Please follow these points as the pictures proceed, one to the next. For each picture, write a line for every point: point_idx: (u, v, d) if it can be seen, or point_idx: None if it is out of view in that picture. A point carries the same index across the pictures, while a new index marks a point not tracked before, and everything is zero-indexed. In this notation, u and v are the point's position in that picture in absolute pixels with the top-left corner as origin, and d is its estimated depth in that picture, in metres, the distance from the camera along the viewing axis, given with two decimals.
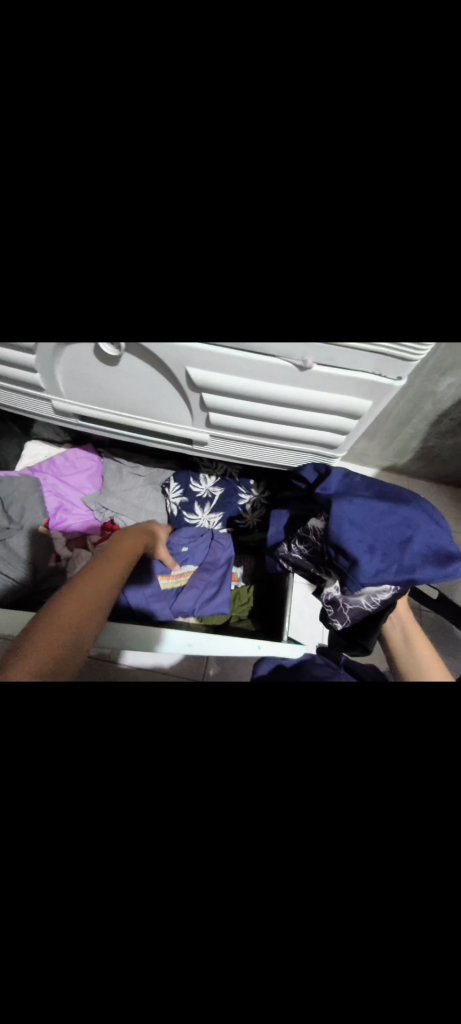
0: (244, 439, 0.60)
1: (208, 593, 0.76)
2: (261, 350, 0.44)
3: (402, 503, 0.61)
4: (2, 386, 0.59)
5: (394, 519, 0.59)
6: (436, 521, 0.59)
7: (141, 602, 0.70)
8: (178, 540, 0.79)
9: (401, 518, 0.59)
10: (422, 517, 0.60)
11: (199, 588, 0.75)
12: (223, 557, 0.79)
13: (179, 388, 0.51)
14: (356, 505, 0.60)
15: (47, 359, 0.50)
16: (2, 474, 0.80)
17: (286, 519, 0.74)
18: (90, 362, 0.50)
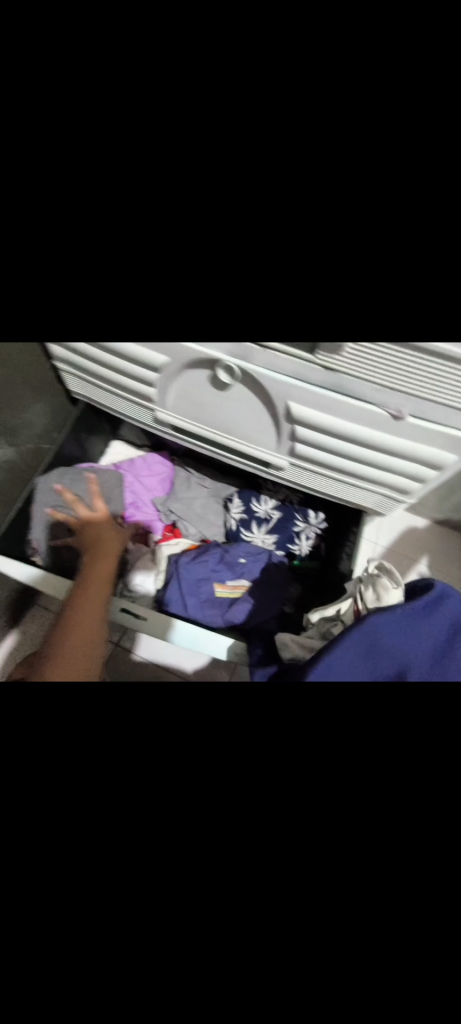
0: (322, 473, 0.63)
1: (262, 609, 0.75)
2: (361, 394, 0.48)
3: (339, 637, 0.46)
4: (116, 394, 0.69)
5: (369, 626, 0.46)
6: (424, 614, 0.48)
7: (197, 609, 0.75)
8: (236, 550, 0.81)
9: (380, 625, 0.46)
10: (407, 617, 0.47)
11: (250, 604, 0.76)
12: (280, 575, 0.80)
13: (275, 416, 0.57)
14: (343, 654, 0.45)
15: (164, 378, 0.58)
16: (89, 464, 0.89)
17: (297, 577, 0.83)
18: (201, 384, 0.57)
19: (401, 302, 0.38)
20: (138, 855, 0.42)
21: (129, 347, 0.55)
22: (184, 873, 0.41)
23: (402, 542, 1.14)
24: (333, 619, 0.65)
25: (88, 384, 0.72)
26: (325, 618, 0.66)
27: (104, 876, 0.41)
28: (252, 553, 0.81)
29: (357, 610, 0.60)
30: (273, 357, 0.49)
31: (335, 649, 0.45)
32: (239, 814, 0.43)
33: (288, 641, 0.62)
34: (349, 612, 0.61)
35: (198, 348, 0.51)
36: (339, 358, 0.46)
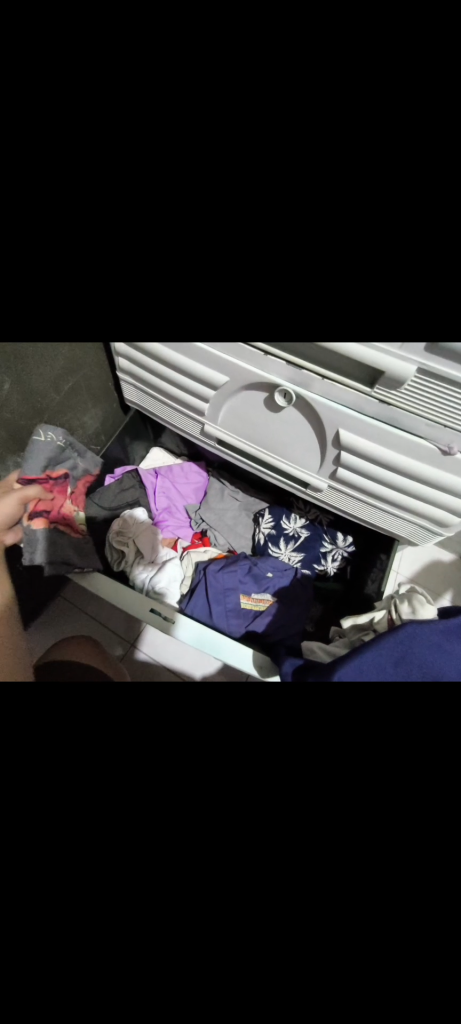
0: (362, 498, 0.64)
1: (285, 624, 0.77)
2: (413, 427, 0.50)
3: (374, 644, 0.52)
4: (169, 404, 0.73)
5: (404, 640, 0.52)
6: (455, 632, 0.54)
7: (222, 618, 0.77)
8: (263, 564, 0.82)
9: (413, 639, 0.52)
10: (438, 633, 0.53)
11: (272, 619, 0.77)
12: (304, 593, 0.81)
13: (323, 440, 0.59)
14: (372, 656, 0.51)
15: (219, 394, 0.62)
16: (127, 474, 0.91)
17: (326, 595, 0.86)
18: (254, 404, 0.61)
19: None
20: (144, 892, 0.36)
21: (192, 365, 0.59)
22: (196, 920, 0.35)
23: (424, 572, 1.13)
24: (365, 627, 0.68)
25: (145, 393, 0.76)
26: (357, 625, 0.68)
27: (94, 937, 0.34)
28: (279, 568, 0.83)
29: (390, 619, 0.64)
30: (329, 384, 0.51)
31: (366, 652, 0.52)
32: (265, 847, 0.38)
33: (315, 648, 0.65)
34: (382, 621, 0.65)
35: (256, 370, 0.55)
36: (395, 393, 0.47)
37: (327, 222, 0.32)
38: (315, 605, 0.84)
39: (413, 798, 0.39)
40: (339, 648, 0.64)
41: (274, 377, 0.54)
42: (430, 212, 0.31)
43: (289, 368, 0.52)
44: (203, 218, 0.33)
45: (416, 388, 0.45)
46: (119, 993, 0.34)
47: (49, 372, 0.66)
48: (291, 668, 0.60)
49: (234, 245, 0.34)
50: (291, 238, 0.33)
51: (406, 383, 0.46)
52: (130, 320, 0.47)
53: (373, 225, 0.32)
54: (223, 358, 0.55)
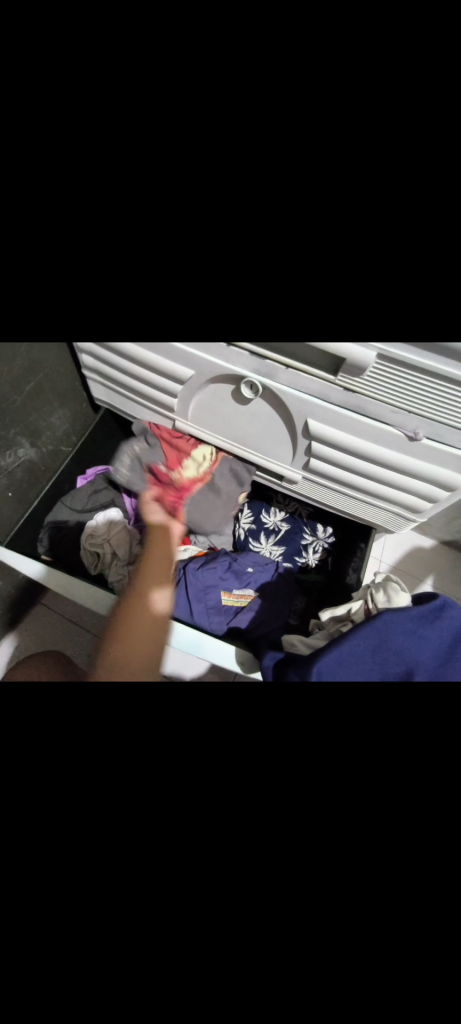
0: (335, 488, 0.65)
1: (268, 618, 0.76)
2: (379, 415, 0.50)
3: (351, 635, 0.55)
4: (139, 402, 0.72)
5: (380, 629, 0.55)
6: (430, 619, 0.56)
7: (203, 617, 0.75)
8: (243, 559, 0.81)
9: (388, 628, 0.55)
10: (413, 621, 0.56)
11: (254, 613, 0.77)
12: (286, 586, 0.81)
13: (294, 432, 0.58)
14: (351, 646, 0.53)
15: (187, 389, 0.61)
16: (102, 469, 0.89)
17: (310, 588, 0.85)
18: (223, 398, 0.60)
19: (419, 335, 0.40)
20: (123, 904, 0.34)
21: (158, 360, 0.57)
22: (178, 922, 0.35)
23: (406, 559, 1.15)
24: (342, 617, 0.68)
25: (114, 391, 0.74)
26: (336, 616, 0.69)
27: (72, 949, 0.33)
28: (260, 562, 0.82)
29: (366, 609, 0.64)
30: (295, 375, 0.51)
31: (344, 644, 0.54)
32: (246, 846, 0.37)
33: (295, 640, 0.65)
34: (359, 613, 0.65)
35: (222, 363, 0.54)
36: (359, 380, 0.47)
37: (279, 209, 0.30)
38: (298, 598, 0.83)
39: (406, 801, 0.36)
40: (318, 639, 0.65)
41: (241, 370, 0.53)
42: (389, 192, 0.28)
43: (254, 359, 0.51)
44: (150, 215, 0.31)
45: (379, 376, 0.45)
46: (103, 1002, 0.33)
47: (9, 374, 0.64)
48: (271, 661, 0.60)
49: (184, 246, 0.33)
50: (242, 233, 0.32)
51: (368, 370, 0.45)
52: (88, 319, 0.46)
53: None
54: (186, 351, 0.54)
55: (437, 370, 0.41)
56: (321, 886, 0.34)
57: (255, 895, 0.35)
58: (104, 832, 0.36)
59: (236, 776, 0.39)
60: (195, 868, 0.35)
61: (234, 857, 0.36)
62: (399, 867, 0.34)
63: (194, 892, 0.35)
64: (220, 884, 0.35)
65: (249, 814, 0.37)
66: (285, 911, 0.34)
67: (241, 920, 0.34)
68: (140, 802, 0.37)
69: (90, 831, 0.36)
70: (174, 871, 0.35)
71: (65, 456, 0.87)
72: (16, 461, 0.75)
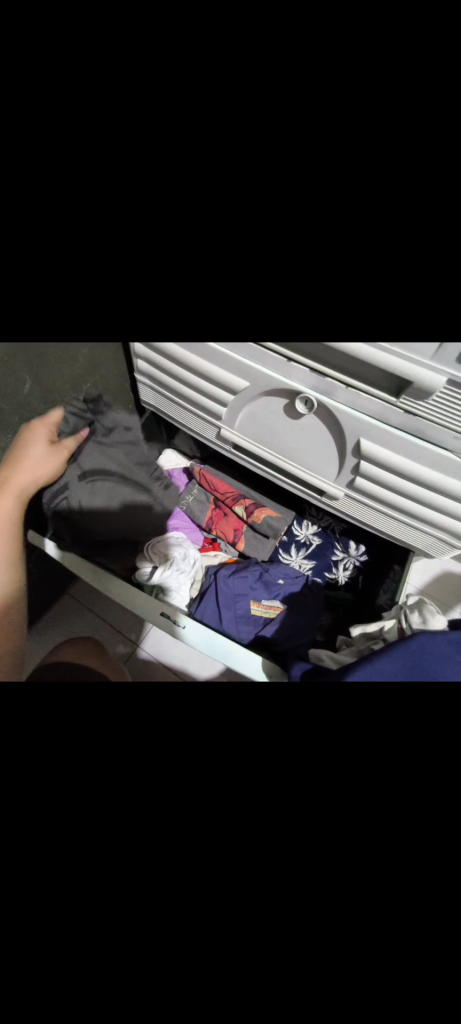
0: (378, 508, 0.64)
1: (296, 631, 0.76)
2: (438, 440, 0.49)
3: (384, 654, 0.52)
4: (186, 407, 0.73)
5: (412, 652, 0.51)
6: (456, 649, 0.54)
7: (231, 625, 0.75)
8: (274, 570, 0.81)
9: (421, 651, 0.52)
10: (443, 648, 0.53)
11: (281, 626, 0.76)
12: (315, 601, 0.80)
13: (344, 448, 0.58)
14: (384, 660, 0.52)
15: (238, 398, 0.61)
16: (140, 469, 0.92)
17: (339, 604, 0.84)
18: (273, 410, 0.60)
19: None
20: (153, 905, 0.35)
21: (213, 366, 0.58)
22: (205, 934, 0.35)
23: (435, 582, 1.11)
24: (374, 636, 0.66)
25: (162, 395, 0.76)
26: (366, 634, 0.67)
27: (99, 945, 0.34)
28: (291, 574, 0.82)
29: (400, 629, 0.62)
30: (353, 392, 0.50)
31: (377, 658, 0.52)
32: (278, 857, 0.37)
33: (323, 654, 0.64)
34: (392, 632, 0.63)
35: (278, 376, 0.54)
36: (422, 403, 0.46)
37: (370, 234, 0.32)
38: (326, 614, 0.82)
39: (450, 833, 0.36)
40: (346, 655, 0.63)
41: (296, 384, 0.54)
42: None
43: (313, 375, 0.51)
44: (245, 238, 0.33)
45: (444, 400, 0.44)
46: (126, 995, 0.34)
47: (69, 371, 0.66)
48: (300, 669, 0.59)
49: (273, 255, 0.34)
50: (328, 249, 0.33)
51: (435, 393, 0.44)
52: (152, 326, 0.47)
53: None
54: (245, 360, 0.55)
55: None
56: (357, 909, 0.34)
57: (285, 927, 0.32)
58: (134, 831, 0.36)
59: (271, 787, 0.38)
60: (219, 891, 0.33)
61: (264, 887, 0.33)
62: (433, 894, 0.34)
63: (217, 910, 0.33)
64: (247, 897, 0.34)
65: (283, 835, 0.35)
66: (315, 930, 0.34)
67: (270, 932, 0.34)
68: (169, 801, 0.37)
69: (123, 826, 0.37)
70: (195, 894, 0.33)
71: None
72: None
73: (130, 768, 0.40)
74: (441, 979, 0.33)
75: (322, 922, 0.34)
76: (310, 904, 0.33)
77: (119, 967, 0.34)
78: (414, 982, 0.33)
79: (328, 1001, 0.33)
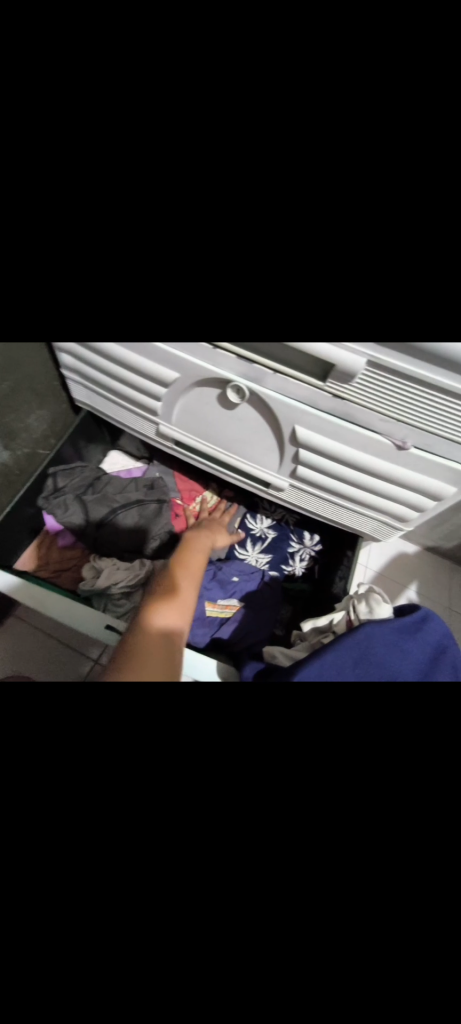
0: (323, 497, 0.64)
1: (253, 629, 0.75)
2: (367, 424, 0.49)
3: (335, 646, 0.48)
4: (122, 406, 0.69)
5: (364, 639, 0.49)
6: (411, 630, 0.51)
7: (187, 629, 0.73)
8: (229, 568, 0.80)
9: (371, 640, 0.49)
10: (395, 633, 0.51)
11: (237, 625, 0.74)
12: (270, 596, 0.80)
13: (282, 438, 0.57)
14: (334, 654, 0.47)
15: (172, 393, 0.59)
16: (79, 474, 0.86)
17: (297, 595, 0.84)
18: (210, 404, 0.59)
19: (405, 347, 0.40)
20: None
21: (142, 360, 0.55)
22: None
23: (392, 567, 1.15)
24: (324, 629, 0.66)
25: (96, 393, 0.72)
26: (316, 627, 0.67)
27: None
28: (245, 572, 0.81)
29: (349, 621, 0.62)
30: (283, 381, 0.50)
31: (328, 653, 0.47)
32: None
33: (276, 649, 0.62)
34: (341, 622, 0.64)
35: (209, 367, 0.52)
36: (348, 388, 0.46)
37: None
38: (284, 607, 0.82)
39: (396, 809, 0.38)
40: (300, 650, 0.62)
41: (227, 374, 0.52)
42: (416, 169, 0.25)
43: (241, 363, 0.50)
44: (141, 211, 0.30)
45: (368, 384, 0.45)
46: (78, 1016, 0.33)
47: None
48: (252, 669, 0.58)
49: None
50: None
51: (357, 377, 0.45)
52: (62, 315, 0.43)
53: (310, 217, 0.33)
54: (172, 352, 0.52)
55: (425, 378, 0.41)
56: None
57: (239, 901, 0.36)
58: (96, 829, 0.38)
59: (224, 781, 0.40)
60: (179, 873, 0.37)
61: (219, 864, 0.37)
62: (380, 867, 0.36)
63: (178, 898, 0.36)
64: (204, 890, 0.36)
65: (234, 819, 0.38)
66: (270, 918, 0.35)
67: (226, 923, 0.35)
68: (128, 803, 0.40)
69: (86, 826, 0.38)
70: (159, 872, 0.37)
71: (43, 460, 0.83)
72: None
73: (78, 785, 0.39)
74: (406, 954, 0.33)
75: None
76: (261, 882, 0.36)
77: (85, 968, 0.35)
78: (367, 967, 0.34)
79: (290, 989, 0.34)
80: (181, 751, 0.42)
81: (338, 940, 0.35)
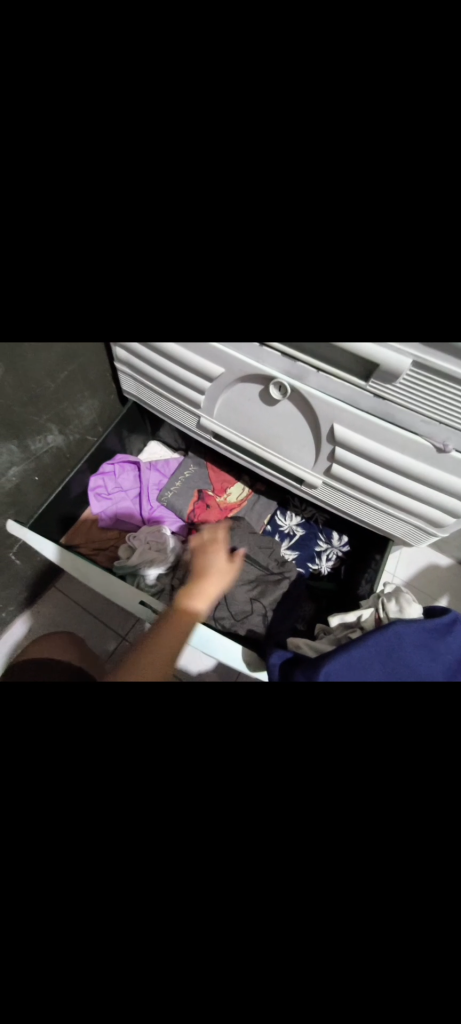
0: (356, 496, 0.64)
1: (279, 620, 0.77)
2: (407, 425, 0.49)
3: (361, 641, 0.51)
4: (166, 398, 0.74)
5: (391, 637, 0.51)
6: (440, 632, 0.52)
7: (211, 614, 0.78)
8: None
9: (400, 637, 0.51)
10: (424, 632, 0.52)
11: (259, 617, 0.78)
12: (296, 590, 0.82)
13: (319, 437, 0.58)
14: (360, 652, 0.50)
15: (216, 389, 0.62)
16: (119, 463, 0.92)
17: (325, 593, 0.84)
18: (251, 400, 0.61)
19: (453, 349, 0.39)
20: (116, 881, 0.34)
21: (188, 355, 0.59)
22: (167, 908, 0.34)
23: (421, 576, 1.13)
24: (351, 624, 0.66)
25: (144, 386, 0.76)
26: (344, 624, 0.67)
27: (62, 925, 0.34)
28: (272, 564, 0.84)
29: (377, 618, 0.62)
30: (325, 379, 0.51)
31: (354, 647, 0.50)
32: (245, 830, 0.36)
33: (301, 641, 0.64)
34: (369, 621, 0.63)
35: (253, 364, 0.55)
36: (390, 389, 0.47)
37: (326, 224, 0.32)
38: (311, 603, 0.83)
39: None
40: (325, 643, 0.64)
41: (270, 371, 0.54)
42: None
43: (285, 362, 0.52)
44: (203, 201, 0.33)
45: (411, 385, 0.45)
46: (84, 978, 0.33)
47: (46, 362, 0.65)
48: (278, 660, 0.59)
49: None
50: None
51: (400, 378, 0.45)
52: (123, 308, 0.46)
53: (375, 221, 0.32)
54: (218, 349, 0.55)
55: None
56: (319, 887, 0.34)
57: None
58: (108, 821, 0.36)
59: (244, 766, 0.39)
60: (194, 854, 0.36)
61: None
62: None
63: (193, 888, 0.34)
64: (218, 885, 0.34)
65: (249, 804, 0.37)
66: None
67: (238, 918, 0.34)
68: (141, 781, 0.38)
69: (93, 806, 0.37)
70: (171, 857, 0.35)
71: (90, 447, 0.90)
72: (45, 447, 0.77)
73: (100, 753, 0.40)
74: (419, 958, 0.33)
75: (283, 899, 0.34)
76: None
77: (82, 957, 0.34)
78: (371, 969, 0.33)
79: (292, 996, 0.33)
80: (201, 729, 0.43)
81: (340, 945, 0.34)
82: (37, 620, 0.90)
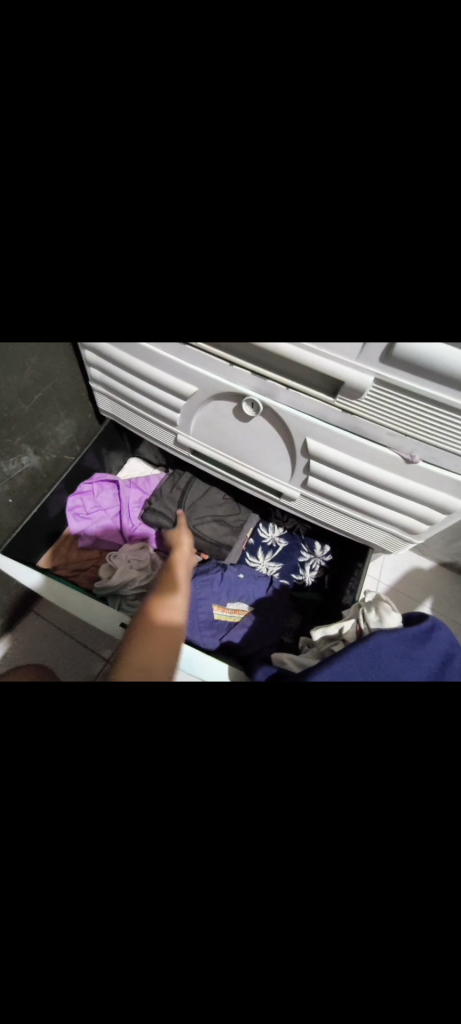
0: (333, 506, 0.65)
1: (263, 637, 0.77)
2: (376, 437, 0.51)
3: (343, 653, 0.51)
4: (142, 415, 0.74)
5: (372, 647, 0.51)
6: (420, 638, 0.53)
7: (195, 632, 0.76)
8: (236, 579, 0.83)
9: (380, 646, 0.51)
10: (404, 641, 0.52)
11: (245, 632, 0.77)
12: (280, 604, 0.81)
13: (294, 451, 0.60)
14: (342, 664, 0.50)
15: (190, 406, 0.63)
16: (98, 481, 0.91)
17: (310, 604, 0.84)
18: (226, 417, 0.62)
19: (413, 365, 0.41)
20: None
21: (161, 373, 0.59)
22: None
23: (405, 580, 1.14)
24: (334, 636, 0.66)
25: (120, 404, 0.76)
26: (326, 635, 0.67)
27: None
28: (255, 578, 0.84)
29: (358, 630, 0.62)
30: (295, 395, 0.52)
31: (335, 660, 0.50)
32: None
33: (286, 656, 0.63)
34: (351, 630, 0.64)
35: (225, 382, 0.55)
36: (357, 403, 0.48)
37: None
38: (295, 617, 0.83)
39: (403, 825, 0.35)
40: (309, 657, 0.63)
41: (242, 389, 0.55)
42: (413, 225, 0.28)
43: (255, 379, 0.53)
44: None
45: (377, 399, 0.46)
46: None
47: (18, 384, 0.65)
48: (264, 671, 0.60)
49: None
50: None
51: (365, 393, 0.46)
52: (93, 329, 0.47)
53: None
54: (190, 367, 0.56)
55: (431, 394, 0.42)
56: None
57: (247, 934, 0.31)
58: None
59: None
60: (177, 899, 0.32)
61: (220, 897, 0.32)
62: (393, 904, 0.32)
63: None
64: None
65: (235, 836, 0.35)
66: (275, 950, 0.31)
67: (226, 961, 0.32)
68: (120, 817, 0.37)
69: None
70: None
71: (67, 465, 0.89)
72: (19, 467, 0.75)
73: None
74: None
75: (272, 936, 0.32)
76: (266, 913, 0.32)
77: None
78: None
79: None
80: None
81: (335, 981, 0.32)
82: (16, 645, 0.86)
